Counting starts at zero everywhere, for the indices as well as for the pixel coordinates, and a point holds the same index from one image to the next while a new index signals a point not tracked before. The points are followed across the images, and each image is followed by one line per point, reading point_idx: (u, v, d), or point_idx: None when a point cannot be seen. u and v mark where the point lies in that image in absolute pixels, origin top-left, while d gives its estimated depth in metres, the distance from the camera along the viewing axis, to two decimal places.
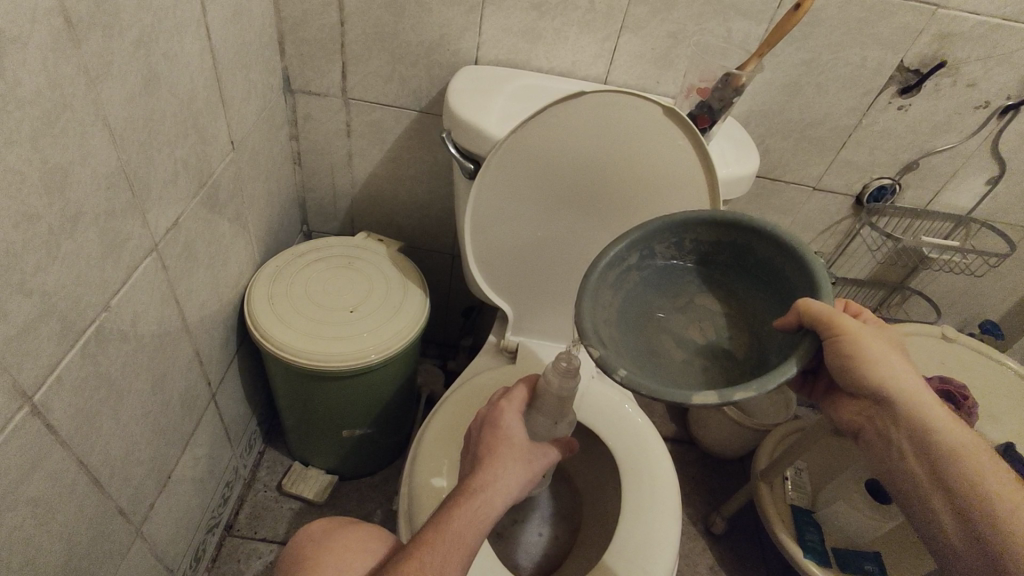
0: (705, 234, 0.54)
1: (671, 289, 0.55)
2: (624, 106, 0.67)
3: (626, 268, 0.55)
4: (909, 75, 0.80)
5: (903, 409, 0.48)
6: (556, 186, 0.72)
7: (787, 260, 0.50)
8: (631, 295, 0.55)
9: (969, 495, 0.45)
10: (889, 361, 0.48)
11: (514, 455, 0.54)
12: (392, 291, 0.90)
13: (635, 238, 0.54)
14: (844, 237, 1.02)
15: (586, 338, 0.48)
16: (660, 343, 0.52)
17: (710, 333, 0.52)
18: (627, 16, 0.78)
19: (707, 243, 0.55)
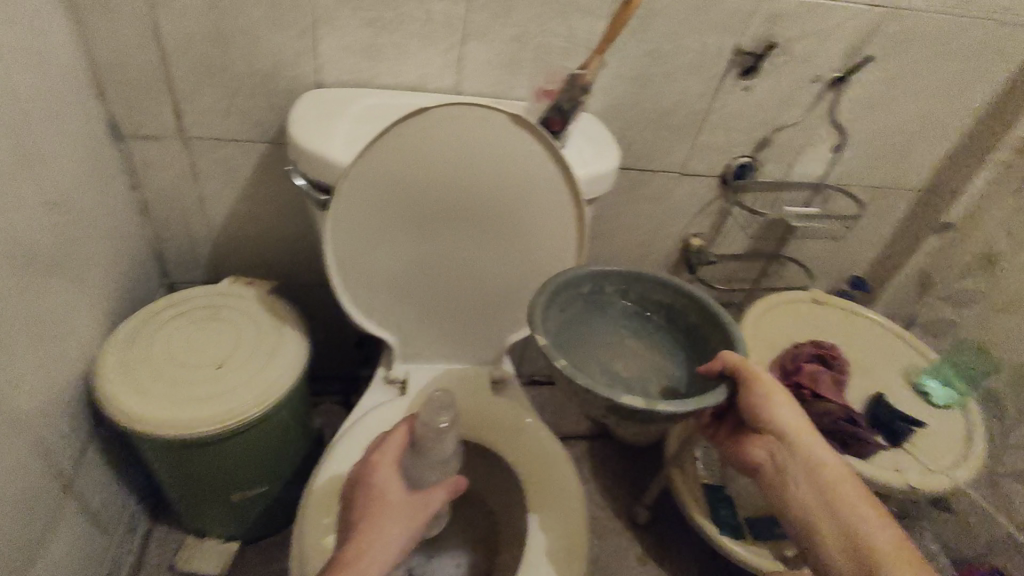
0: (657, 293, 0.67)
1: (608, 328, 0.66)
2: (470, 118, 0.65)
3: (586, 297, 0.66)
4: (748, 58, 0.83)
5: (801, 448, 0.61)
6: (420, 207, 0.70)
7: (716, 329, 0.63)
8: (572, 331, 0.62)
9: (857, 540, 0.56)
10: (790, 413, 0.61)
11: (388, 518, 0.54)
12: (265, 337, 0.85)
13: (588, 273, 0.65)
14: (718, 217, 1.05)
15: (537, 329, 0.57)
16: (587, 364, 0.61)
17: (634, 367, 0.63)
18: (467, 24, 0.76)
19: (650, 303, 0.67)
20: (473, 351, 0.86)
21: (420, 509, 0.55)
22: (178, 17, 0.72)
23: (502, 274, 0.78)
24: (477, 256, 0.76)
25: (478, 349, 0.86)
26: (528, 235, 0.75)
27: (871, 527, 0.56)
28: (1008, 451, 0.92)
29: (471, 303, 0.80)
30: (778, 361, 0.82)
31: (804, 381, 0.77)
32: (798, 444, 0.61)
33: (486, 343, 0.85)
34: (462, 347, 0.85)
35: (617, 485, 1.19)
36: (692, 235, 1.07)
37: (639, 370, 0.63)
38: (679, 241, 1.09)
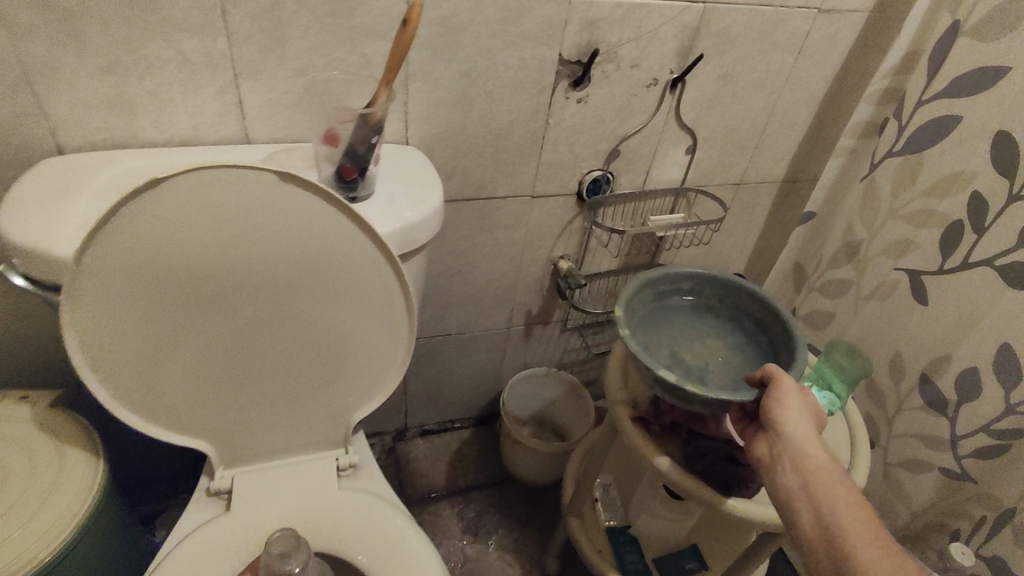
0: (750, 305, 0.73)
1: (697, 322, 0.74)
2: (226, 184, 0.54)
3: (687, 294, 0.76)
4: (574, 66, 0.75)
5: (796, 450, 0.52)
6: (195, 294, 0.58)
7: (789, 345, 0.67)
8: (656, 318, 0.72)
9: (839, 550, 0.46)
10: (805, 416, 0.54)
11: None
12: (39, 467, 0.68)
13: (696, 272, 0.75)
14: (581, 236, 0.97)
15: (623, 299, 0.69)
16: (674, 339, 0.71)
17: (696, 361, 0.69)
18: (235, 59, 0.63)
19: (740, 312, 0.74)
20: (309, 435, 0.74)
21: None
22: None
23: (320, 346, 0.67)
24: (286, 331, 0.65)
25: (315, 432, 0.74)
26: (344, 302, 0.64)
27: (873, 544, 0.45)
28: (893, 440, 0.90)
29: (291, 383, 0.69)
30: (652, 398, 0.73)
31: (677, 418, 0.70)
32: (802, 444, 0.52)
33: (324, 423, 0.74)
34: (295, 433, 0.73)
35: (525, 533, 1.09)
36: (558, 258, 0.99)
37: (708, 361, 0.69)
38: (546, 266, 1.00)
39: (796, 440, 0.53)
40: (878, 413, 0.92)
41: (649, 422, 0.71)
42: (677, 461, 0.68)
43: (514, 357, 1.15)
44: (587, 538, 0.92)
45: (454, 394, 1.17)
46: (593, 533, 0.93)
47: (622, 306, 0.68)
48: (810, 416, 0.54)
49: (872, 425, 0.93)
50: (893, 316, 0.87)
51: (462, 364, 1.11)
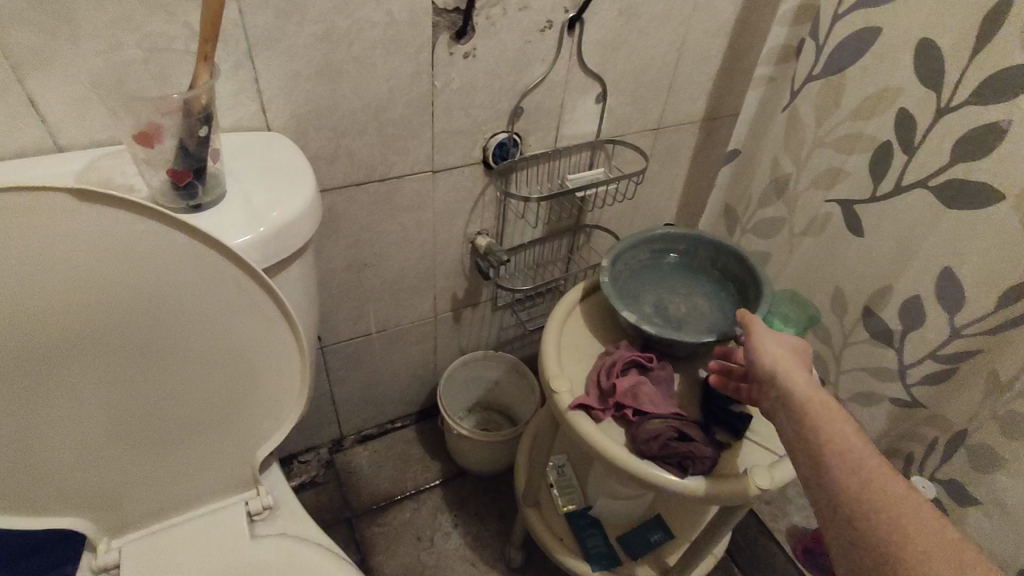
0: (738, 267, 0.75)
1: (696, 275, 0.77)
2: (19, 212, 0.44)
3: (686, 255, 0.79)
4: (452, 16, 0.65)
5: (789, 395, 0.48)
6: (7, 347, 0.47)
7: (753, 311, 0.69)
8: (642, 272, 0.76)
9: (850, 507, 0.43)
10: (791, 356, 0.51)
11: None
12: None
13: (682, 233, 0.78)
14: (497, 206, 0.87)
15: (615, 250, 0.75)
16: (680, 288, 0.76)
17: (694, 308, 0.73)
18: (9, 46, 0.49)
19: (730, 273, 0.76)
20: (207, 483, 0.63)
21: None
22: None
23: (189, 383, 0.56)
24: (139, 373, 0.53)
25: (214, 477, 0.63)
26: (198, 324, 0.53)
27: (887, 499, 0.42)
28: (843, 377, 0.87)
29: (167, 432, 0.58)
30: (592, 378, 0.66)
31: (621, 400, 0.62)
32: (790, 385, 0.49)
33: (221, 466, 0.63)
34: (190, 485, 0.62)
35: (486, 527, 1.03)
36: (476, 235, 0.89)
37: (675, 316, 0.72)
38: (464, 245, 0.90)
39: (782, 376, 0.49)
40: (825, 350, 0.88)
41: (593, 410, 0.63)
42: (627, 448, 0.61)
43: (447, 346, 1.06)
44: (547, 528, 0.84)
45: (389, 395, 1.08)
46: (553, 521, 0.86)
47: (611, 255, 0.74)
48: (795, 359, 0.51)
49: (822, 363, 0.90)
50: (830, 250, 0.83)
51: (390, 363, 1.01)
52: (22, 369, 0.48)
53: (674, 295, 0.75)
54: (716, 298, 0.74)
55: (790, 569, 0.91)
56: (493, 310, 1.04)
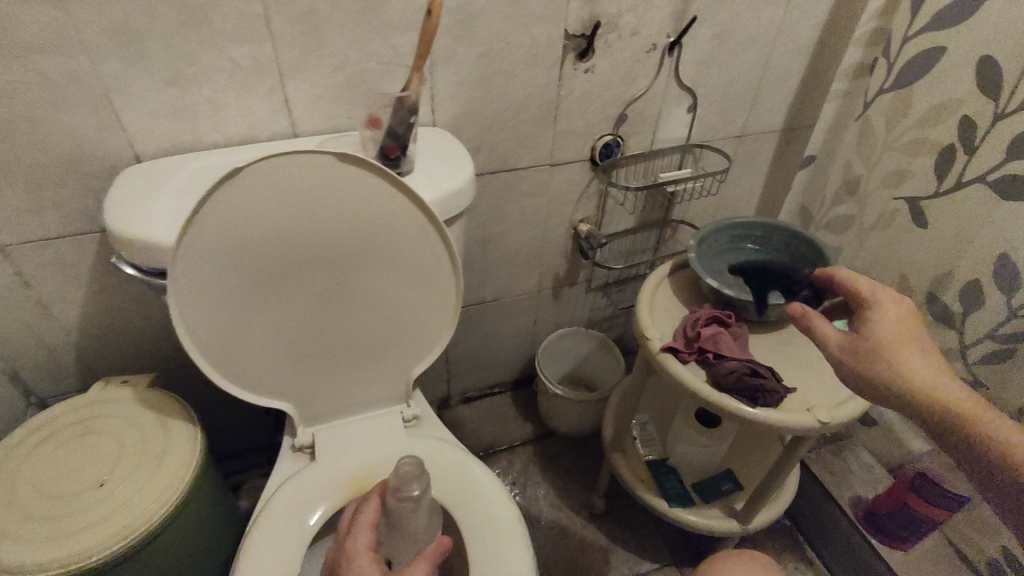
0: (808, 250, 0.87)
1: (771, 257, 0.90)
2: (291, 168, 0.61)
3: (764, 238, 0.92)
4: (580, 40, 0.83)
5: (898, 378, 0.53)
6: (271, 267, 0.65)
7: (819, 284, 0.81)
8: (723, 252, 0.90)
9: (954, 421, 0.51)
10: (904, 336, 0.55)
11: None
12: (150, 439, 0.78)
13: (760, 220, 0.91)
14: (599, 196, 1.04)
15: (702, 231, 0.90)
16: (756, 266, 0.89)
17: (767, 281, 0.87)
18: (281, 62, 0.70)
19: (801, 255, 0.88)
20: (376, 394, 0.82)
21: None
22: None
23: (381, 311, 0.73)
24: (351, 300, 0.71)
25: (381, 388, 0.82)
26: (396, 267, 0.70)
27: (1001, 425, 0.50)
28: None
29: (357, 348, 0.76)
30: (680, 329, 0.80)
31: (705, 345, 0.76)
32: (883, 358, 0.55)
33: (388, 380, 0.81)
34: (365, 394, 0.81)
35: (573, 478, 1.18)
36: (579, 221, 1.06)
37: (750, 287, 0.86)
38: (569, 229, 1.07)
39: (889, 369, 0.54)
40: None
41: (680, 352, 0.78)
42: (710, 382, 0.75)
43: (545, 320, 1.23)
44: (630, 469, 0.99)
45: (493, 360, 1.26)
46: (635, 465, 1.00)
47: (697, 234, 0.89)
48: (909, 342, 0.55)
49: None
50: (897, 242, 0.93)
51: (497, 330, 1.20)
52: (277, 284, 0.66)
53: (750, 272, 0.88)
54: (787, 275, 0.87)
55: (853, 532, 1.00)
56: (587, 290, 1.20)
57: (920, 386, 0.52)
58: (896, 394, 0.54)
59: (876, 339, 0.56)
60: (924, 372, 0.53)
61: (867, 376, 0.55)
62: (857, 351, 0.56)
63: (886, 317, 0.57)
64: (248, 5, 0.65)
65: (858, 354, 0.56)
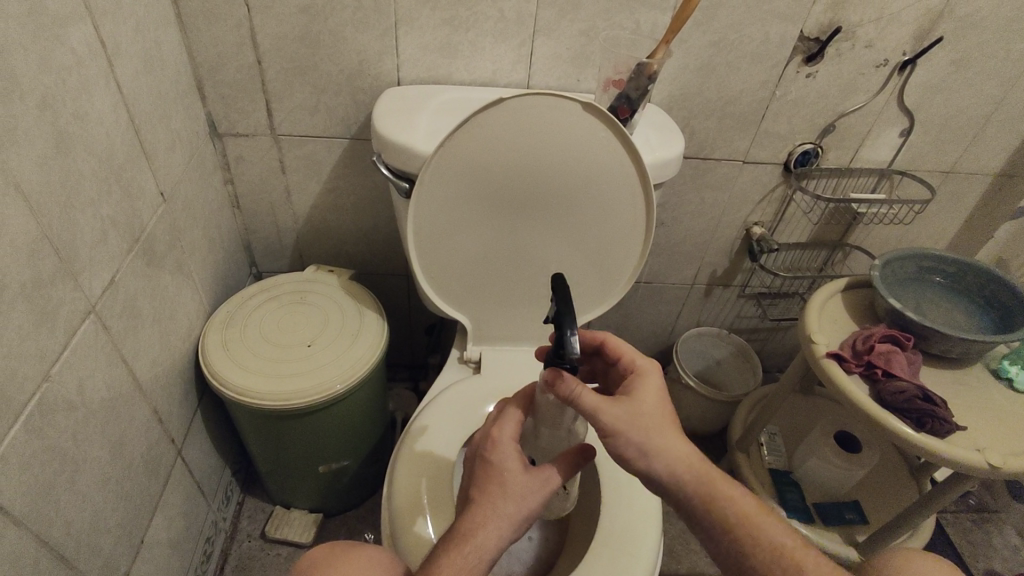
0: (1005, 297, 0.83)
1: (959, 297, 0.87)
2: (541, 107, 0.68)
3: (953, 277, 0.89)
4: (811, 43, 0.84)
5: (667, 474, 0.49)
6: (494, 192, 0.73)
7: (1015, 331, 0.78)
8: (906, 281, 0.89)
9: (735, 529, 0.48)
10: (668, 428, 0.50)
11: (513, 489, 0.51)
12: (347, 320, 0.91)
13: (954, 257, 0.88)
14: (780, 203, 1.05)
15: (888, 257, 0.89)
16: (940, 302, 0.87)
17: (951, 319, 0.84)
18: (538, 19, 0.79)
19: (995, 301, 0.85)
20: (542, 333, 0.89)
21: (545, 482, 0.52)
22: (273, 21, 0.78)
23: (571, 256, 0.80)
24: (549, 238, 0.78)
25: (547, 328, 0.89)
26: (598, 218, 0.77)
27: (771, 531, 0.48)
28: None
29: (538, 285, 0.83)
30: (850, 342, 0.81)
31: (875, 360, 0.76)
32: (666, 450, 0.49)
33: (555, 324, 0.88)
34: (532, 330, 0.88)
35: None
36: (753, 224, 1.08)
37: (933, 320, 0.84)
38: (741, 230, 1.09)
39: (646, 452, 0.49)
40: None
41: (846, 362, 0.78)
42: (872, 398, 0.75)
43: (688, 315, 1.25)
44: (752, 471, 1.00)
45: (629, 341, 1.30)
46: (758, 469, 1.01)
47: (882, 259, 0.88)
48: (672, 432, 0.50)
49: None
50: None
51: (642, 313, 1.24)
52: (493, 210, 0.75)
53: (933, 306, 0.86)
54: (975, 317, 0.84)
55: None
56: (739, 295, 1.22)
57: (682, 474, 0.49)
58: (661, 473, 0.49)
59: (637, 417, 0.50)
60: (685, 457, 0.50)
61: (627, 449, 0.49)
62: (634, 424, 0.50)
63: (643, 400, 0.51)
64: None
65: (631, 422, 0.50)
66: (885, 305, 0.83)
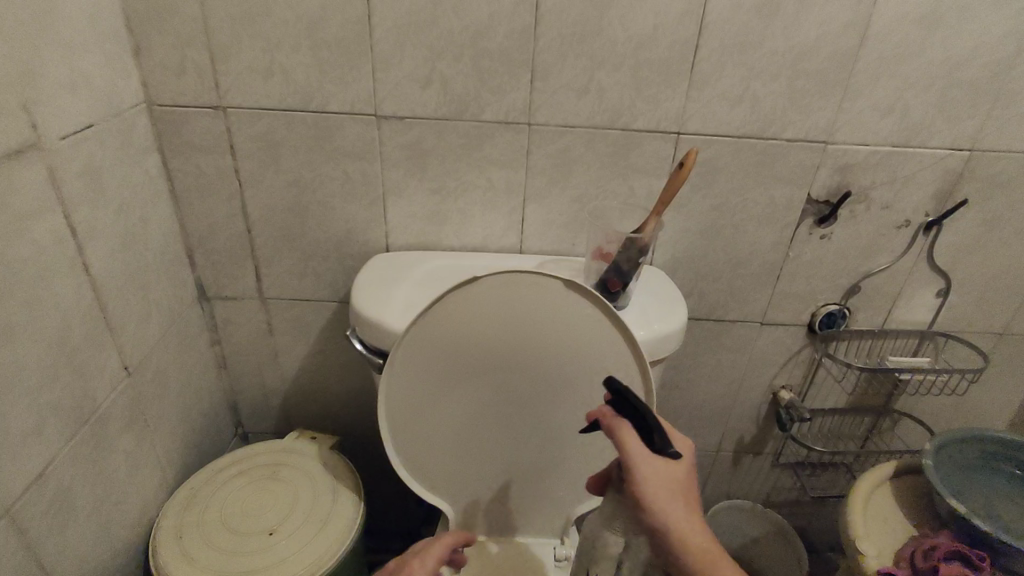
0: None
1: None
2: (522, 286, 0.64)
3: None
4: (821, 206, 0.79)
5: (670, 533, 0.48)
6: (475, 370, 0.67)
7: None
8: (968, 468, 0.75)
9: None
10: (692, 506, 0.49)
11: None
12: (320, 499, 0.82)
13: None
14: (808, 366, 0.95)
15: (941, 438, 0.76)
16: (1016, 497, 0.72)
17: None
18: (528, 187, 0.78)
19: None
20: (538, 520, 0.77)
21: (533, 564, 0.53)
22: (264, 194, 0.78)
23: (565, 436, 0.71)
24: (537, 417, 0.70)
25: (541, 517, 0.77)
26: (591, 396, 0.68)
27: None
28: None
29: (530, 467, 0.73)
30: (907, 556, 0.67)
31: None
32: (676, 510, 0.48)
33: (554, 510, 0.76)
34: (525, 518, 0.77)
35: None
36: (780, 387, 0.97)
37: (1011, 522, 0.69)
38: (767, 394, 0.98)
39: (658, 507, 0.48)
40: None
41: None
42: None
43: (716, 485, 1.11)
44: None
45: None
46: None
47: (933, 441, 0.76)
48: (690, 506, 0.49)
49: None
50: None
51: None
52: (474, 390, 0.68)
53: (1006, 502, 0.72)
54: None
55: None
56: (772, 465, 1.07)
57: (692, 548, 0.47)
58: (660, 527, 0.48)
59: (671, 485, 0.48)
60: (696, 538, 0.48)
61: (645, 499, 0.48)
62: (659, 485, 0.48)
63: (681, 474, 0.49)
64: (515, 140, 0.74)
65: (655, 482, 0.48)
66: (944, 505, 0.69)
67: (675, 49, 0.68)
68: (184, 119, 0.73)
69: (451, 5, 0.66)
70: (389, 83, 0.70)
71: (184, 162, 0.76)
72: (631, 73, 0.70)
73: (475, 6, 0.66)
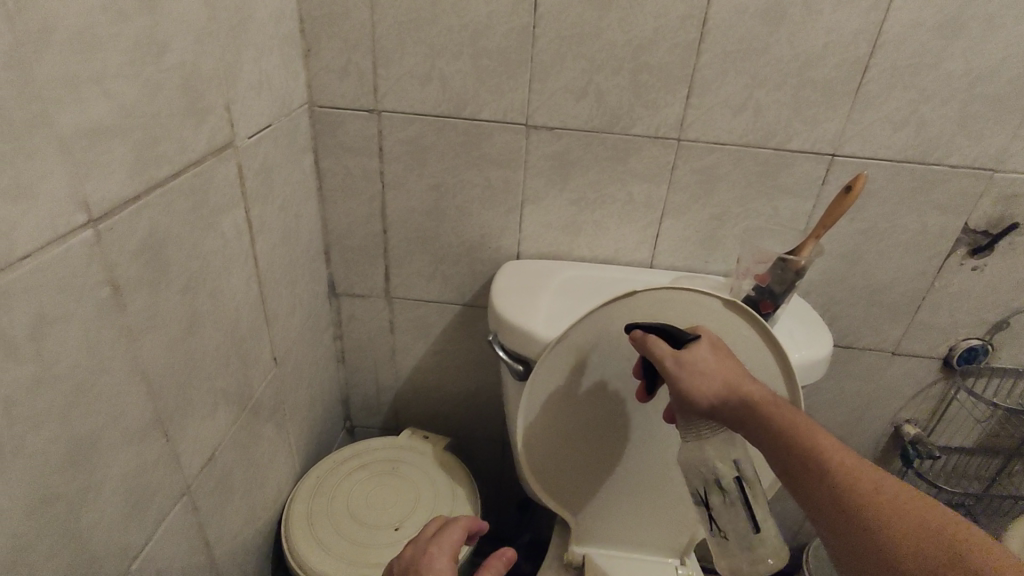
0: None
1: None
2: (678, 302, 0.63)
3: None
4: (978, 236, 0.76)
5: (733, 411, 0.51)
6: (620, 383, 0.66)
7: None
8: None
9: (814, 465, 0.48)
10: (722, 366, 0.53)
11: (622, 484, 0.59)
12: (439, 498, 0.83)
13: None
14: (939, 401, 0.90)
15: None
16: None
17: None
18: (668, 203, 0.77)
19: None
20: (661, 538, 0.76)
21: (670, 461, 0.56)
22: (405, 197, 0.80)
23: None
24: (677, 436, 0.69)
25: (664, 535, 0.76)
26: None
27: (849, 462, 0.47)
28: None
29: (661, 485, 0.72)
30: None
31: None
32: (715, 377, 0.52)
33: (676, 531, 0.75)
34: (648, 535, 0.76)
35: None
36: (905, 421, 0.93)
37: None
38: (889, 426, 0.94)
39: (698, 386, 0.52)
40: None
41: None
42: None
43: None
44: None
45: None
46: None
47: None
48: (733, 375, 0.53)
49: None
50: None
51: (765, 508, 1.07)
52: (616, 403, 0.68)
53: None
54: None
55: None
56: None
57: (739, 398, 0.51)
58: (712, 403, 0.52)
59: (702, 368, 0.53)
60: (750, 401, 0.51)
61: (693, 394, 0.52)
62: (691, 374, 0.52)
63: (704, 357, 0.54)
64: (662, 154, 0.73)
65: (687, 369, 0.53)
66: None
67: (843, 69, 0.66)
68: (340, 122, 0.75)
69: (617, 18, 0.66)
70: (544, 94, 0.71)
71: (334, 161, 0.78)
72: (792, 92, 0.68)
73: (642, 20, 0.65)
